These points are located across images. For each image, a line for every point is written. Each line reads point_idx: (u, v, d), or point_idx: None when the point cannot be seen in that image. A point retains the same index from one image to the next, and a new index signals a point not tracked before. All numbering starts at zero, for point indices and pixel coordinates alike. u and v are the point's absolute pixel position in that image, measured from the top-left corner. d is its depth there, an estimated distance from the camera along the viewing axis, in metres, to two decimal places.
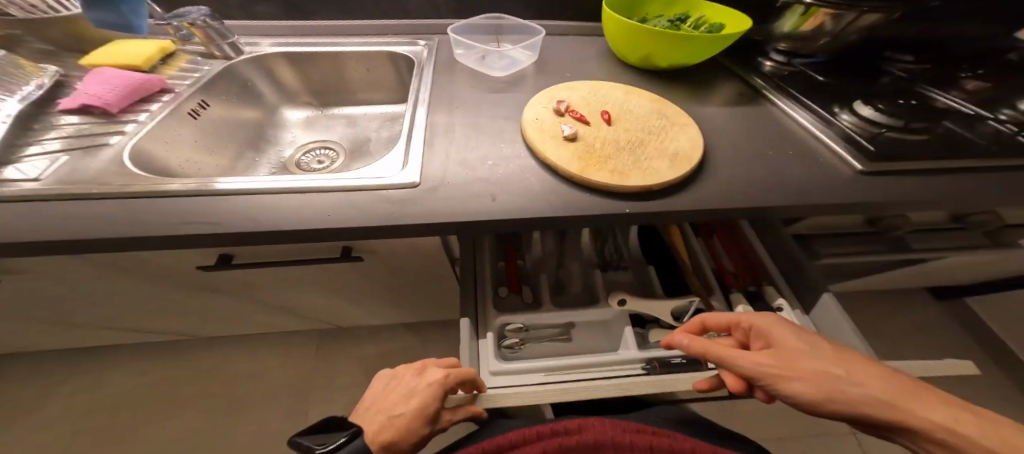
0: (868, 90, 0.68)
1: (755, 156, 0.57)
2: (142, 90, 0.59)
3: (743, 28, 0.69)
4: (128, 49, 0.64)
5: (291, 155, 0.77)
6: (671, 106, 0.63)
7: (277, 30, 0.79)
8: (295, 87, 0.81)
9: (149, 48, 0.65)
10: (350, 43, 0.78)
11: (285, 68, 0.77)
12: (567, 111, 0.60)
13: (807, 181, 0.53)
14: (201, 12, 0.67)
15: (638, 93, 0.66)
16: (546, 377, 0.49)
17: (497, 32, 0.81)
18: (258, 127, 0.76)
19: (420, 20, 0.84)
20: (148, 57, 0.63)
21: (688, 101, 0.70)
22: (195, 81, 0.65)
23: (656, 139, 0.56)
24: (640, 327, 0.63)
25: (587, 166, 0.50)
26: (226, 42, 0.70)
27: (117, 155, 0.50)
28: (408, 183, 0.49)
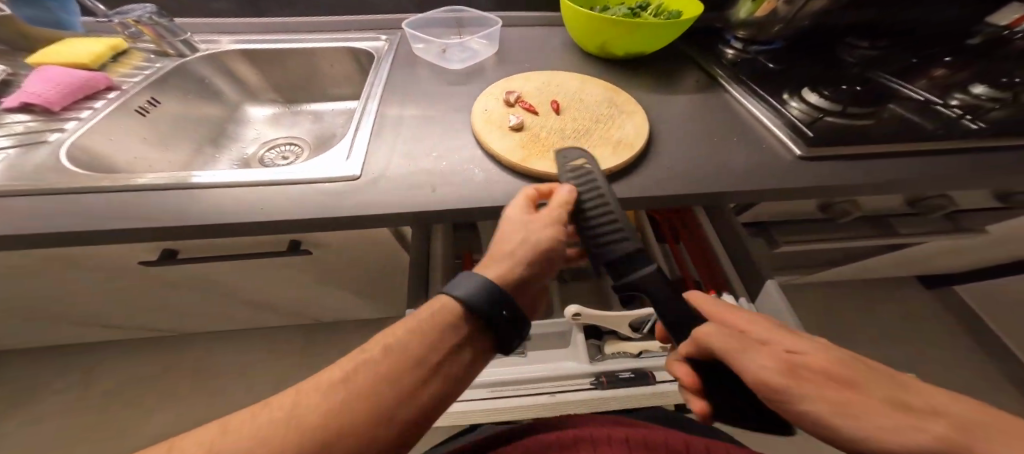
0: (818, 77, 0.67)
1: (703, 143, 0.58)
2: (86, 87, 0.59)
3: (695, 15, 0.69)
4: (75, 46, 0.64)
5: (254, 151, 0.77)
6: (623, 94, 0.63)
7: (240, 28, 0.79)
8: (257, 84, 0.81)
9: (96, 47, 0.65)
10: (312, 40, 0.78)
11: (245, 66, 0.78)
12: (518, 102, 0.60)
13: (750, 167, 0.53)
14: (147, 9, 0.66)
15: (591, 81, 0.66)
16: (490, 393, 0.49)
17: (459, 26, 0.81)
18: (217, 124, 0.76)
19: (384, 15, 0.84)
20: (95, 56, 0.64)
21: (644, 90, 0.70)
22: (145, 78, 0.66)
23: (602, 128, 0.56)
24: (596, 338, 0.58)
25: (527, 155, 0.51)
26: (179, 40, 0.70)
27: (54, 152, 0.50)
28: (347, 176, 0.49)
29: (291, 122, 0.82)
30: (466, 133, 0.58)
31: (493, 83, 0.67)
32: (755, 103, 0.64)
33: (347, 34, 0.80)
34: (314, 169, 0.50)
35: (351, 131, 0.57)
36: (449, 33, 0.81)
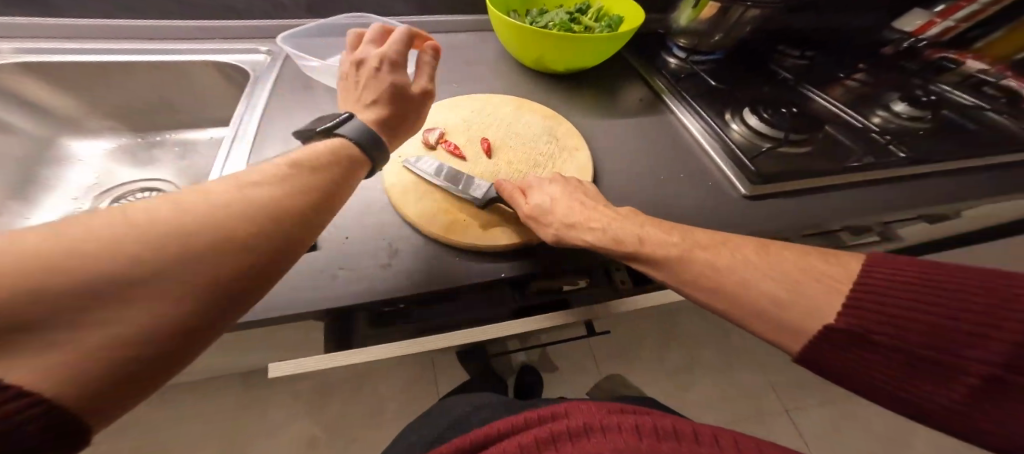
0: (759, 96, 0.65)
1: (650, 180, 0.53)
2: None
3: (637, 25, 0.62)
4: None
5: (95, 205, 0.58)
6: (564, 123, 0.55)
7: (30, 31, 0.56)
8: (82, 111, 0.60)
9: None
10: (159, 52, 0.58)
11: (48, 87, 0.56)
12: (440, 142, 0.50)
13: (698, 209, 0.50)
14: None
15: (529, 106, 0.56)
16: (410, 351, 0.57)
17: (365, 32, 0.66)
18: (23, 167, 0.55)
19: (265, 18, 0.66)
20: None
21: (589, 111, 0.63)
22: None
23: (542, 174, 0.49)
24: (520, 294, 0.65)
25: (454, 224, 0.43)
26: None
27: None
28: None
29: (147, 158, 0.63)
30: (376, 186, 0.47)
31: None
32: (699, 127, 0.60)
33: (213, 43, 0.62)
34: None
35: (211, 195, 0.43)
36: (353, 43, 0.67)
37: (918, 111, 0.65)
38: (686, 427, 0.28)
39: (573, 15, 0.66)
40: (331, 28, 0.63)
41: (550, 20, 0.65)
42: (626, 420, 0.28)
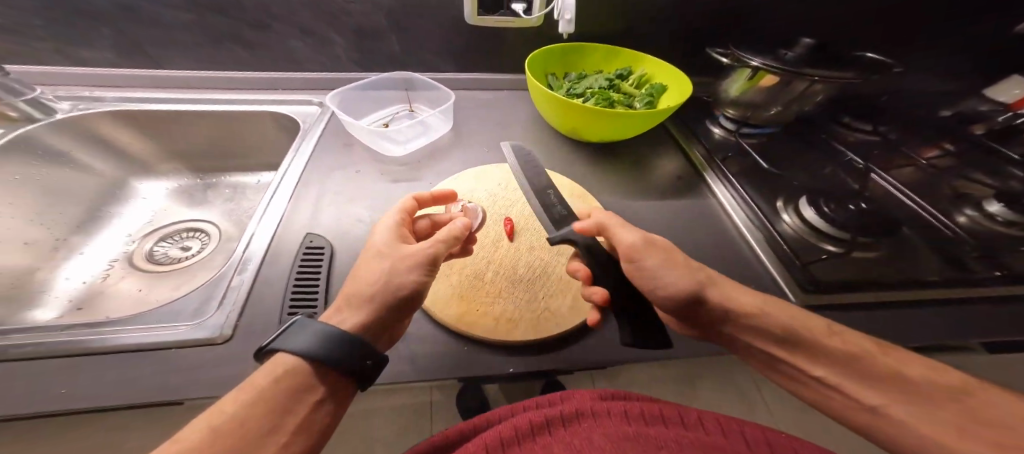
0: (813, 183, 0.58)
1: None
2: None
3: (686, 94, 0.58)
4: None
5: (139, 246, 0.60)
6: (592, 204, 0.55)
7: (124, 81, 0.64)
8: (152, 155, 0.67)
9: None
10: (226, 102, 0.66)
11: (130, 133, 0.63)
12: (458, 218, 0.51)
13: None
14: None
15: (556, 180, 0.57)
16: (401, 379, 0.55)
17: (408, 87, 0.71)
18: (91, 199, 0.60)
19: (321, 72, 0.73)
20: None
21: (618, 181, 0.61)
22: None
23: (563, 263, 0.49)
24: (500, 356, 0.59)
25: (467, 310, 0.43)
26: (25, 100, 0.54)
27: None
28: (201, 340, 0.34)
29: (199, 199, 0.68)
30: None
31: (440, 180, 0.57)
32: (744, 216, 0.54)
33: (279, 94, 0.70)
34: (164, 326, 0.35)
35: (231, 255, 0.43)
36: (396, 96, 0.72)
37: (1018, 216, 0.54)
38: (672, 411, 0.30)
39: (612, 82, 0.64)
40: (378, 82, 0.69)
41: (588, 86, 0.64)
42: (620, 405, 0.30)
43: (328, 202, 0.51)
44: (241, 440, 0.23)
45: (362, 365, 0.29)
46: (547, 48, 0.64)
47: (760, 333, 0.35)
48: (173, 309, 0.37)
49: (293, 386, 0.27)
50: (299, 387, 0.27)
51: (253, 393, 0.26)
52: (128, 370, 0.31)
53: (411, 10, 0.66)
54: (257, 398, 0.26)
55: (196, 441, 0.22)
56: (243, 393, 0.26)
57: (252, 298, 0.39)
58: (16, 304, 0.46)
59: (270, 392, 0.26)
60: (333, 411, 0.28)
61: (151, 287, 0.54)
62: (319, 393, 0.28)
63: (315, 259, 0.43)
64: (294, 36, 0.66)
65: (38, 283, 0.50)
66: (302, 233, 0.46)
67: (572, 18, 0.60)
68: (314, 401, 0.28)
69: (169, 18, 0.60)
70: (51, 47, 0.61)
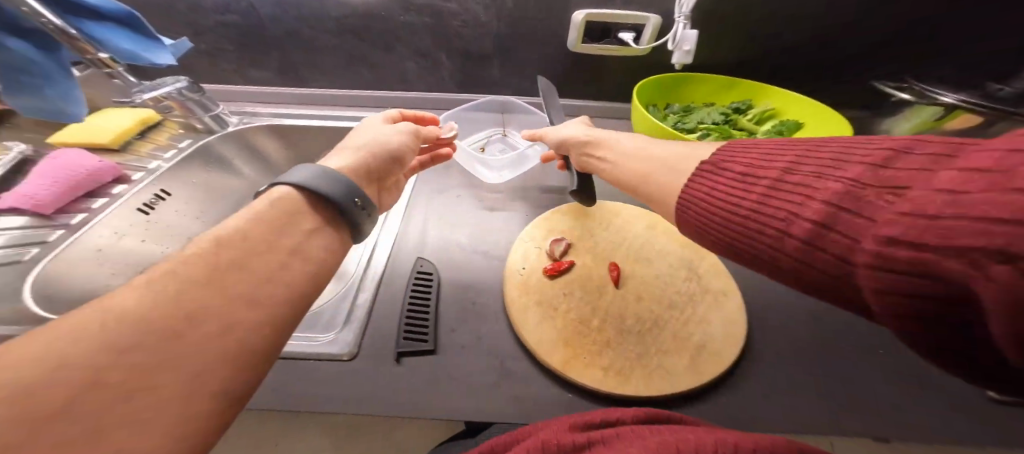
0: None
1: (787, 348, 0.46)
2: (90, 182, 0.52)
3: None
4: (108, 120, 0.59)
5: None
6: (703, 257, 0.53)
7: (276, 96, 0.77)
8: (281, 162, 0.76)
9: (123, 122, 0.59)
10: (348, 118, 0.75)
11: (271, 142, 0.73)
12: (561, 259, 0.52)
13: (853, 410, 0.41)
14: (178, 82, 0.61)
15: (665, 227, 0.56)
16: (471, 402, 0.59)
17: (503, 110, 0.72)
18: (238, 198, 0.70)
19: (425, 92, 0.77)
20: (121, 133, 0.58)
21: None
22: (158, 168, 0.59)
23: (674, 317, 0.47)
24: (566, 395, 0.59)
25: (574, 355, 0.44)
26: (209, 115, 0.65)
27: (41, 290, 0.45)
28: (335, 356, 0.42)
29: None
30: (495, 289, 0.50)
31: (539, 216, 0.59)
32: None
33: (392, 112, 0.77)
34: (307, 337, 0.44)
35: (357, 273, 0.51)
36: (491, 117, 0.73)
37: None
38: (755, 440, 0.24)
39: (728, 117, 0.58)
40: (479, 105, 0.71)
41: (702, 119, 0.59)
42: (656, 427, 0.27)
43: (434, 227, 0.57)
44: (239, 276, 0.23)
45: (354, 204, 0.32)
46: (656, 78, 0.60)
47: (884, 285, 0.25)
48: (321, 317, 0.47)
49: (292, 210, 0.29)
50: (290, 217, 0.29)
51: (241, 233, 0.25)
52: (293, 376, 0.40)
53: (521, 36, 0.66)
54: (262, 219, 0.27)
55: (194, 260, 0.22)
56: (249, 210, 0.28)
57: (371, 320, 0.46)
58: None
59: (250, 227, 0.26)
60: (328, 248, 0.29)
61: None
62: (313, 222, 0.29)
63: (424, 284, 0.49)
64: (411, 58, 0.71)
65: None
66: (411, 256, 0.52)
67: (692, 49, 0.55)
68: (309, 227, 0.29)
69: (314, 43, 0.68)
70: (221, 66, 0.72)
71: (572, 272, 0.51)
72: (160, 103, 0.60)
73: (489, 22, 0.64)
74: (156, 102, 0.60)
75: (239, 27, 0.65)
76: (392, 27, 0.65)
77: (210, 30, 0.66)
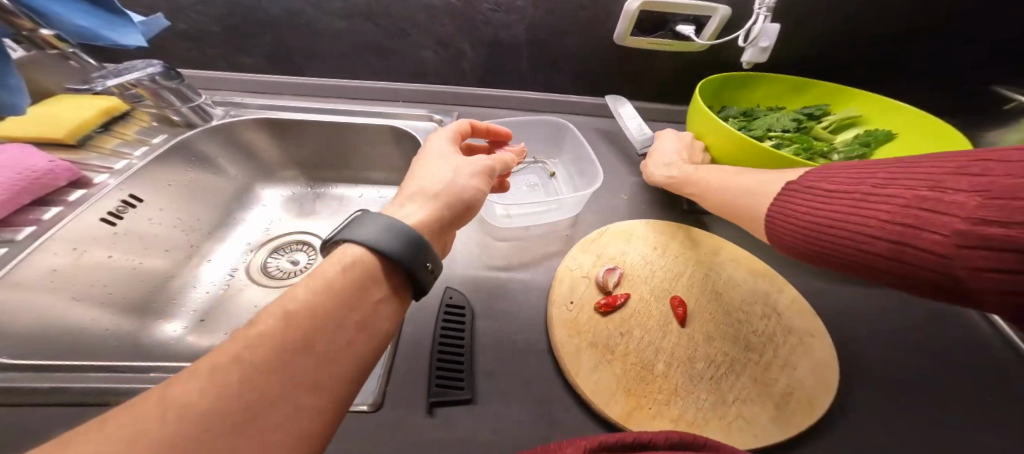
0: None
1: (892, 396, 0.38)
2: (39, 187, 0.42)
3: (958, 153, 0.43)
4: (61, 110, 0.48)
5: (256, 256, 0.59)
6: (783, 289, 0.46)
7: (272, 86, 0.67)
8: (277, 162, 0.67)
9: (82, 113, 0.49)
10: (356, 112, 0.65)
11: (265, 138, 0.64)
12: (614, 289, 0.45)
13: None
14: (149, 64, 0.51)
15: (730, 254, 0.50)
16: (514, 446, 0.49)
17: (554, 133, 0.62)
18: (223, 203, 0.61)
19: (443, 86, 0.69)
20: (80, 124, 0.48)
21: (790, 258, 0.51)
22: (128, 166, 0.50)
23: (754, 360, 0.39)
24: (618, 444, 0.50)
25: (637, 405, 0.35)
26: (188, 106, 0.56)
27: None
28: (357, 407, 0.34)
29: (312, 209, 0.66)
30: (538, 324, 0.42)
31: (585, 236, 0.51)
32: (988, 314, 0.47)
33: (404, 107, 0.67)
34: None
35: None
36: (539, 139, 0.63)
37: None
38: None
39: (803, 124, 0.51)
40: (529, 125, 0.61)
41: (770, 126, 0.51)
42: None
43: (463, 250, 0.49)
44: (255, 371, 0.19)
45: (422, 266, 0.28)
46: (729, 74, 0.54)
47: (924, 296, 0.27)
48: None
49: (360, 277, 0.25)
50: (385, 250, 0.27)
51: (323, 283, 0.23)
52: None
53: (559, 25, 0.57)
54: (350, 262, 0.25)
55: None
56: (317, 281, 0.23)
57: (398, 361, 0.38)
58: (151, 314, 0.47)
59: (337, 281, 0.24)
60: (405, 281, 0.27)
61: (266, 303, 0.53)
62: (384, 289, 0.26)
63: (456, 318, 0.42)
64: (430, 47, 0.62)
65: (174, 291, 0.51)
66: (440, 285, 0.45)
67: (768, 46, 0.52)
68: (379, 297, 0.25)
69: (319, 26, 0.58)
70: (205, 51, 0.63)
71: (627, 308, 0.43)
72: (127, 90, 0.50)
73: (524, 8, 0.55)
74: (123, 89, 0.50)
75: (229, 6, 0.55)
76: (412, 9, 0.56)
77: (194, 7, 0.56)
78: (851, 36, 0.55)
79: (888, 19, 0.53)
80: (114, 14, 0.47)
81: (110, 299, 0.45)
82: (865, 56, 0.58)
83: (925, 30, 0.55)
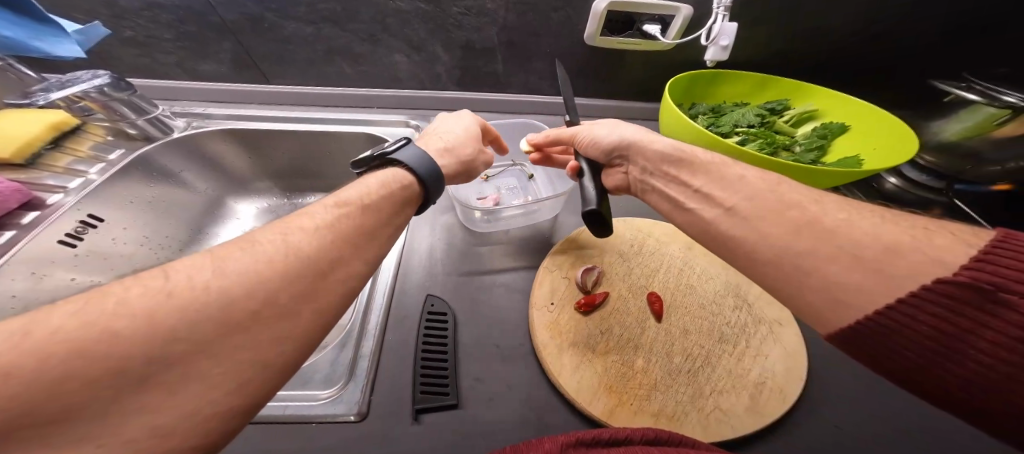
0: None
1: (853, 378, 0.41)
2: None
3: (906, 142, 0.46)
4: (7, 126, 0.45)
5: None
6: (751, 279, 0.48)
7: (240, 96, 0.65)
8: (247, 173, 0.66)
9: (24, 130, 0.45)
10: (331, 122, 0.65)
11: (234, 150, 0.63)
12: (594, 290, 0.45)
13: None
14: (94, 75, 0.50)
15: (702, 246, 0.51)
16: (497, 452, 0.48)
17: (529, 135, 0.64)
18: (193, 219, 0.59)
19: (418, 90, 0.68)
20: (24, 142, 0.45)
21: None
22: (86, 185, 0.48)
23: (729, 352, 0.41)
24: None
25: (619, 402, 0.36)
26: (145, 118, 0.54)
27: None
28: (342, 417, 0.34)
29: None
30: (518, 324, 0.43)
31: (563, 238, 0.52)
32: None
33: (381, 114, 0.67)
34: (298, 396, 0.35)
35: (356, 315, 0.42)
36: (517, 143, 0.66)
37: None
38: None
39: (766, 119, 0.54)
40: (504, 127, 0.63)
41: (736, 122, 0.53)
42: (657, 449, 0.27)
43: (442, 255, 0.49)
44: None
45: (432, 186, 0.37)
46: (695, 72, 0.55)
47: (932, 359, 0.22)
48: (312, 369, 0.38)
49: (394, 188, 0.34)
50: None
51: (365, 191, 0.32)
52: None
53: (528, 28, 0.58)
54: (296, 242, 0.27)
55: None
56: (365, 190, 0.31)
57: (382, 368, 0.38)
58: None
59: (376, 191, 0.32)
60: None
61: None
62: (407, 206, 0.34)
63: (437, 325, 0.42)
64: (401, 51, 0.61)
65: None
66: (421, 293, 0.45)
67: (728, 44, 0.53)
68: (399, 207, 0.33)
69: (283, 32, 0.57)
70: (162, 58, 0.60)
71: (607, 305, 0.44)
72: (74, 104, 0.49)
73: (494, 11, 0.55)
74: (69, 103, 0.48)
75: (183, 13, 0.54)
76: (379, 14, 0.55)
77: (144, 14, 0.54)
78: (805, 34, 0.58)
79: (839, 17, 0.56)
80: (47, 24, 0.46)
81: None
82: (820, 50, 0.60)
83: (875, 26, 0.57)
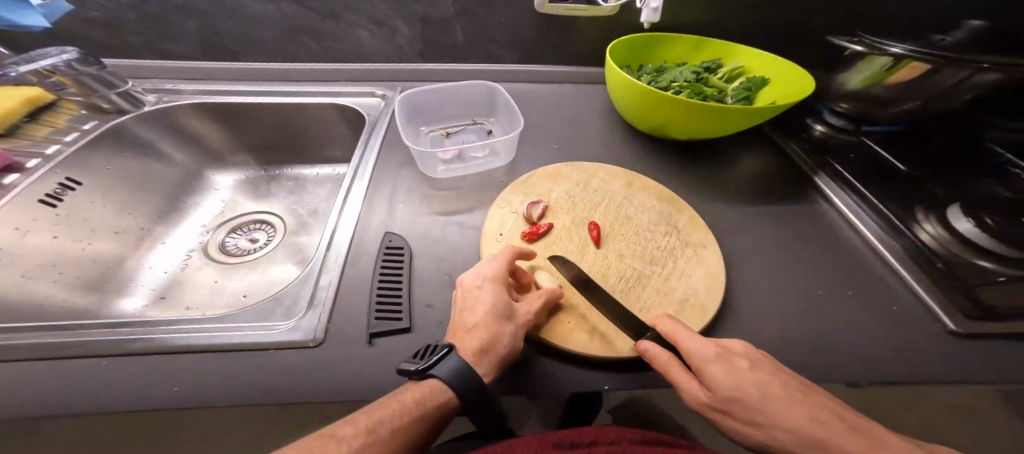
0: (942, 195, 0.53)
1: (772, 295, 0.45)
2: None
3: (805, 84, 0.52)
4: None
5: (212, 236, 0.62)
6: (684, 210, 0.53)
7: (205, 73, 0.67)
8: (222, 147, 0.68)
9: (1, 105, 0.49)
10: (298, 93, 0.67)
11: (206, 124, 0.65)
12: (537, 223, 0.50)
13: None
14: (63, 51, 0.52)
15: (641, 185, 0.56)
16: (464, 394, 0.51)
17: (490, 100, 0.68)
18: (169, 190, 0.62)
19: (384, 64, 0.71)
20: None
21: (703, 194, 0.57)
22: (56, 153, 0.50)
23: (658, 273, 0.46)
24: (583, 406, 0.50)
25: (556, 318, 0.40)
26: (116, 92, 0.56)
27: None
28: (301, 343, 0.37)
29: (265, 191, 0.69)
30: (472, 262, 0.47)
31: (512, 183, 0.56)
32: (877, 226, 0.50)
33: (347, 85, 0.69)
34: (264, 325, 0.39)
35: (320, 257, 0.46)
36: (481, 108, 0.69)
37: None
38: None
39: (700, 75, 0.58)
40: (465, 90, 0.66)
41: (673, 79, 0.58)
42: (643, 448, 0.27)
43: (404, 207, 0.53)
44: None
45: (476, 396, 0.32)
46: (634, 36, 0.60)
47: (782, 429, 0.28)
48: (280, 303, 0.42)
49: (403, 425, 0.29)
50: None
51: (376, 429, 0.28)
52: (245, 368, 0.35)
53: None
54: None
55: None
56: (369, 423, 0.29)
57: (340, 302, 0.42)
58: (109, 292, 0.49)
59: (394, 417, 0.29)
60: None
61: (226, 279, 0.56)
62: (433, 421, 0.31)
63: (395, 261, 0.46)
64: (363, 25, 0.64)
65: (127, 273, 0.52)
66: (381, 232, 0.49)
67: (659, 7, 0.58)
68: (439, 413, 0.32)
69: (245, 8, 0.60)
70: (131, 39, 0.63)
71: (551, 235, 0.49)
72: (47, 78, 0.52)
73: None
74: (41, 77, 0.52)
75: None
76: None
77: None
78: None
79: None
80: None
81: (62, 278, 0.46)
82: (751, 15, 0.66)
83: None
